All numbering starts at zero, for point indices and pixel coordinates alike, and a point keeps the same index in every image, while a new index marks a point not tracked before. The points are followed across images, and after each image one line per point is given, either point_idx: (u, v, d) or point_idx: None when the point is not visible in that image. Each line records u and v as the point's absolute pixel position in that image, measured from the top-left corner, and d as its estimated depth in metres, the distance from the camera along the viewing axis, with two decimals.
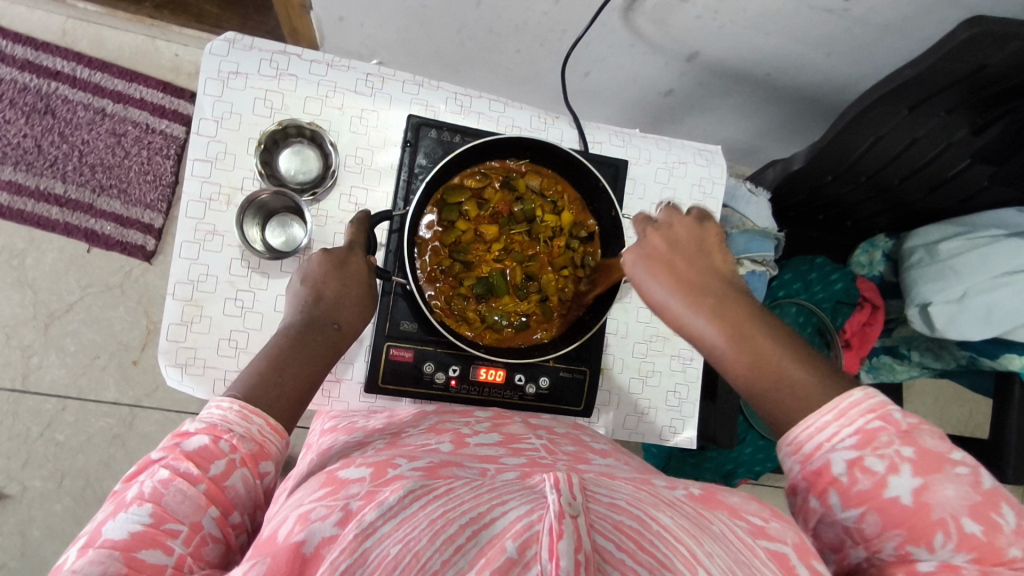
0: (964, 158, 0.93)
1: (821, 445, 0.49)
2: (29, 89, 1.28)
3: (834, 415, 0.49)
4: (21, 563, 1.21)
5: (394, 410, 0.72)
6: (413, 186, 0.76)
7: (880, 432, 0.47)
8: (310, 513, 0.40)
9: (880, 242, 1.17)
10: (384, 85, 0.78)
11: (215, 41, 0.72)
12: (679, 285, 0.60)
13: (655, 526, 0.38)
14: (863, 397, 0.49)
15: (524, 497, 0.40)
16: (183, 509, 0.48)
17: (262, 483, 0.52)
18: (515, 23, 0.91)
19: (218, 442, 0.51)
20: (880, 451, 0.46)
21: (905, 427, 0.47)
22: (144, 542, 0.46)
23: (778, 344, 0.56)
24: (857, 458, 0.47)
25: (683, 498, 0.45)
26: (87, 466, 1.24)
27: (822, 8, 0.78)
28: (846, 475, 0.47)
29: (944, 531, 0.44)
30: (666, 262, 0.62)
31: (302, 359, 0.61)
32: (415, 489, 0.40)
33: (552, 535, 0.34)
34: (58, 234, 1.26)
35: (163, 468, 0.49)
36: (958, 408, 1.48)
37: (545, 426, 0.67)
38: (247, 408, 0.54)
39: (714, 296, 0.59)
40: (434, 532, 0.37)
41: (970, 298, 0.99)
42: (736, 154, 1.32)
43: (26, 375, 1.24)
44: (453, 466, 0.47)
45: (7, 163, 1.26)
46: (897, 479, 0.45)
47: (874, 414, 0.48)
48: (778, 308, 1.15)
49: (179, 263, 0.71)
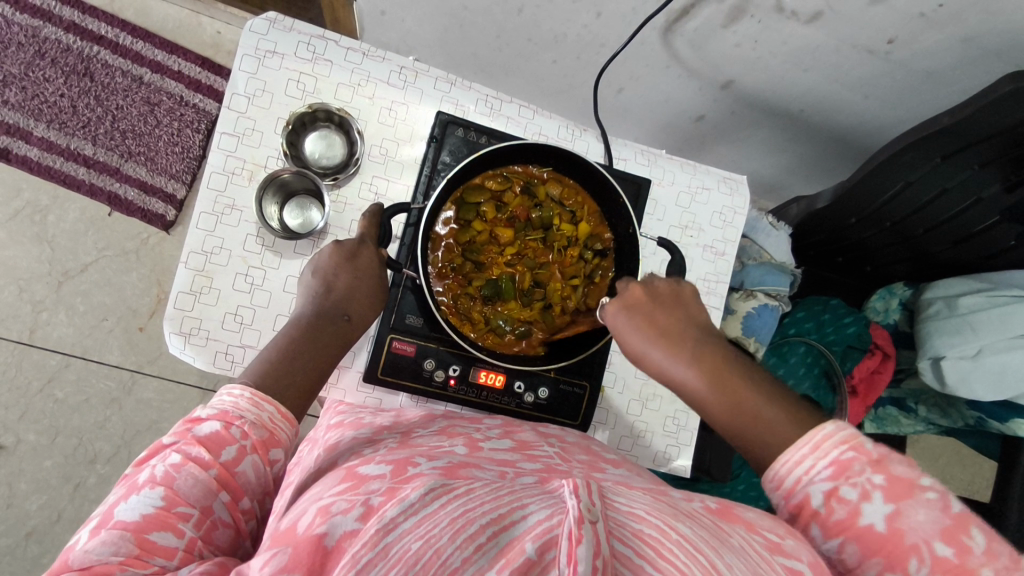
0: (992, 215, 0.92)
1: (799, 480, 0.49)
2: (72, 50, 1.30)
3: (808, 448, 0.49)
4: (5, 515, 1.21)
5: (401, 410, 0.71)
6: (434, 181, 0.76)
7: (853, 461, 0.47)
8: (331, 506, 0.40)
9: (898, 290, 1.15)
10: (417, 80, 0.78)
11: (256, 18, 0.73)
12: (650, 334, 0.62)
13: (675, 535, 0.37)
14: (835, 429, 0.49)
15: (544, 501, 0.39)
16: (194, 493, 0.48)
17: (272, 470, 0.53)
18: (553, 33, 0.91)
19: (230, 428, 0.51)
20: (853, 480, 0.46)
21: (875, 455, 0.47)
22: (155, 524, 0.45)
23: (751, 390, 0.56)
24: (833, 489, 0.47)
25: (700, 510, 0.44)
26: (82, 425, 1.25)
27: (864, 49, 0.78)
28: (823, 507, 0.47)
29: (918, 557, 0.44)
30: (644, 312, 0.63)
31: (311, 354, 0.61)
32: (436, 488, 0.39)
33: (571, 539, 0.34)
34: (82, 195, 1.28)
35: (174, 453, 0.49)
36: (961, 469, 1.45)
37: (555, 435, 0.66)
38: (258, 395, 0.55)
39: (692, 341, 0.61)
40: (455, 531, 0.36)
41: (984, 356, 0.98)
42: (761, 187, 1.31)
43: (33, 330, 1.25)
44: (471, 467, 0.47)
45: (42, 119, 1.29)
46: (871, 506, 0.46)
47: (846, 444, 0.48)
48: (787, 345, 1.15)
49: (195, 233, 0.71)
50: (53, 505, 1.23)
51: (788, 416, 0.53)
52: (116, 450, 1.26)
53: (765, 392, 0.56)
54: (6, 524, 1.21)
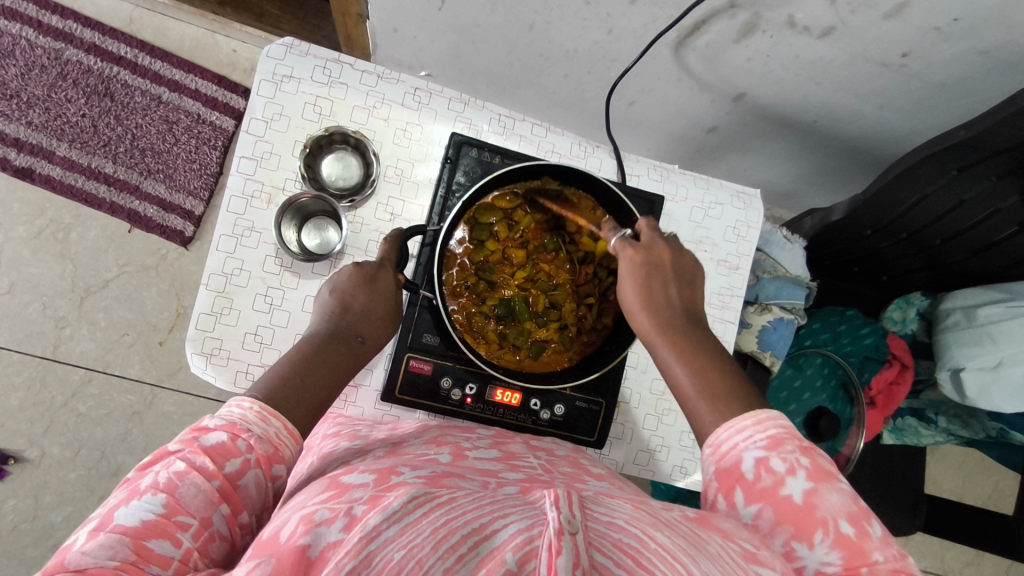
0: (1010, 226, 0.91)
1: (736, 445, 0.53)
2: (92, 71, 1.33)
3: (753, 422, 0.54)
4: (31, 527, 1.24)
5: (399, 422, 0.72)
6: (449, 203, 0.77)
7: (786, 440, 0.52)
8: (314, 515, 0.40)
9: (915, 300, 1.13)
10: (431, 101, 0.79)
11: (273, 44, 0.75)
12: (647, 297, 0.65)
13: (652, 545, 0.38)
14: (779, 416, 0.55)
15: (524, 512, 0.40)
16: (196, 503, 0.47)
17: (273, 486, 0.52)
18: (565, 49, 0.92)
19: (236, 440, 0.50)
20: (784, 454, 0.51)
21: (804, 443, 0.53)
22: (154, 531, 0.45)
23: (717, 375, 0.60)
24: (765, 457, 0.51)
25: (680, 519, 0.44)
26: (104, 439, 1.27)
27: (878, 62, 0.77)
28: (752, 473, 0.51)
29: (823, 529, 0.48)
30: (649, 274, 0.66)
31: (321, 372, 0.61)
32: (419, 496, 0.40)
33: (552, 551, 0.34)
34: (103, 213, 1.30)
35: (179, 460, 0.49)
36: (983, 479, 1.43)
37: (543, 447, 0.66)
38: (267, 410, 0.54)
39: (675, 319, 0.65)
40: (437, 540, 0.36)
41: (1006, 367, 0.97)
42: (775, 197, 1.30)
43: (57, 345, 1.27)
44: (454, 477, 0.48)
45: (64, 140, 1.31)
46: (794, 480, 0.50)
47: (782, 427, 0.54)
48: (802, 357, 1.13)
49: (216, 255, 0.73)
50: (76, 517, 1.25)
51: (741, 403, 0.57)
52: (137, 463, 1.28)
53: (727, 380, 0.60)
54: (31, 536, 1.23)
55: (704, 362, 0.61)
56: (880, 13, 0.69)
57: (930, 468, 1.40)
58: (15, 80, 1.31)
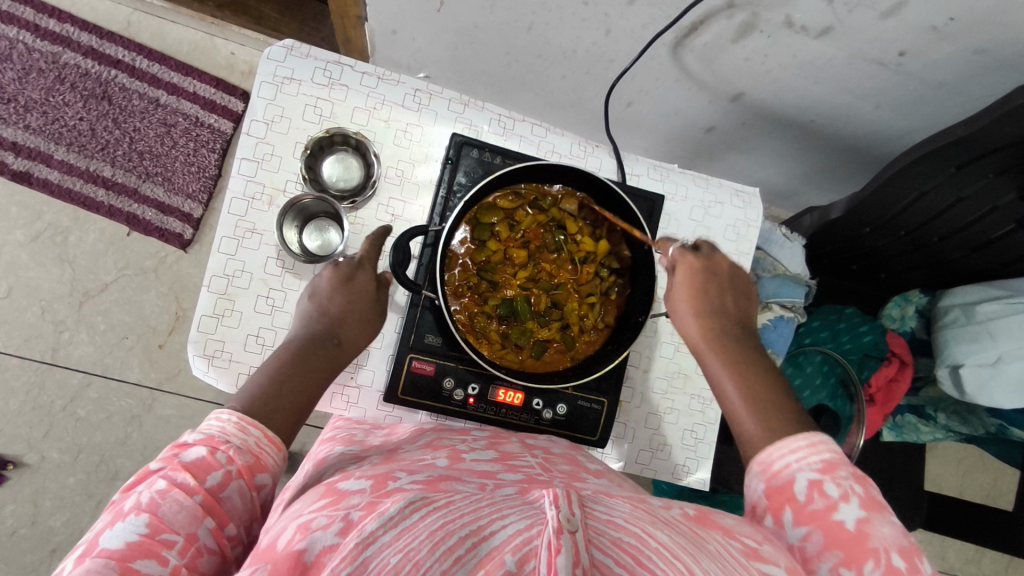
0: (1009, 223, 0.90)
1: (789, 465, 0.54)
2: (90, 74, 1.33)
3: (806, 443, 0.56)
4: (30, 532, 1.23)
5: (393, 427, 0.71)
6: (450, 203, 0.77)
7: (840, 467, 0.53)
8: (311, 522, 0.40)
9: (914, 297, 1.14)
10: (431, 102, 0.80)
11: (274, 46, 0.75)
12: (698, 308, 0.71)
13: (653, 542, 0.38)
14: (826, 440, 0.56)
15: (524, 513, 0.39)
16: (180, 519, 0.46)
17: (259, 495, 0.52)
18: (564, 49, 0.92)
19: (215, 453, 0.51)
20: (838, 480, 0.52)
21: (857, 474, 0.54)
22: (140, 552, 0.44)
23: (761, 382, 0.65)
24: (819, 479, 0.52)
25: (679, 517, 0.45)
26: (104, 443, 1.27)
27: (875, 61, 0.78)
28: (805, 493, 0.52)
29: (875, 560, 0.47)
30: (701, 286, 0.72)
31: (300, 377, 0.62)
32: (415, 501, 0.40)
33: (551, 549, 0.34)
34: (101, 216, 1.30)
35: (160, 478, 0.48)
36: (982, 475, 1.44)
37: (542, 447, 0.66)
38: (245, 420, 0.55)
39: (724, 330, 0.70)
40: (434, 543, 0.36)
41: (1004, 364, 0.98)
42: (773, 196, 1.31)
43: (56, 349, 1.27)
44: (451, 480, 0.48)
45: (62, 143, 1.31)
46: (846, 507, 0.50)
47: (835, 452, 0.55)
48: (802, 355, 1.15)
49: (217, 257, 0.73)
50: (76, 521, 1.25)
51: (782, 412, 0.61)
52: (137, 467, 1.27)
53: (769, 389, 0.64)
54: (31, 541, 1.23)
55: (751, 369, 0.67)
56: (878, 12, 0.69)
57: (929, 465, 1.41)
58: (12, 83, 1.31)
